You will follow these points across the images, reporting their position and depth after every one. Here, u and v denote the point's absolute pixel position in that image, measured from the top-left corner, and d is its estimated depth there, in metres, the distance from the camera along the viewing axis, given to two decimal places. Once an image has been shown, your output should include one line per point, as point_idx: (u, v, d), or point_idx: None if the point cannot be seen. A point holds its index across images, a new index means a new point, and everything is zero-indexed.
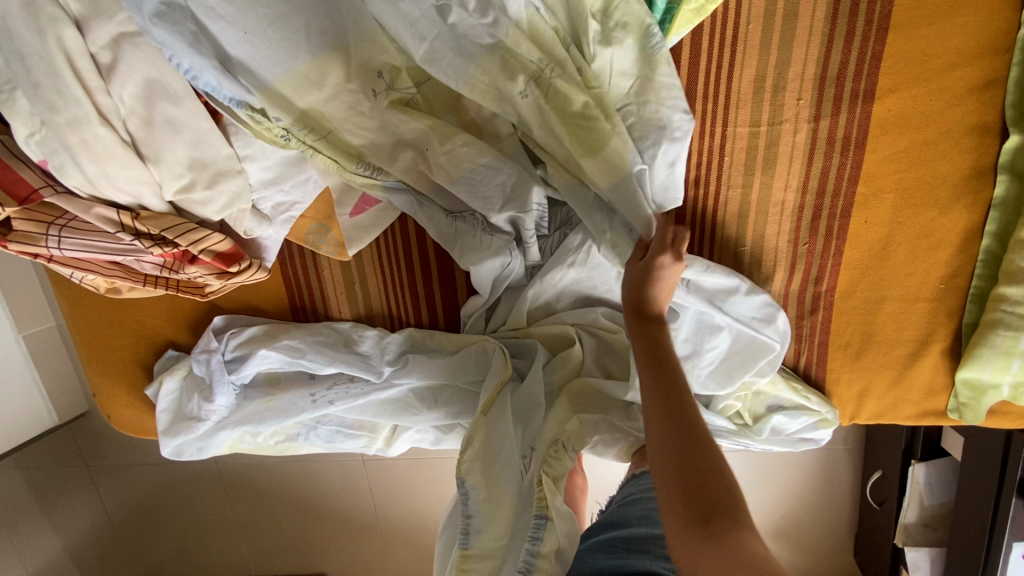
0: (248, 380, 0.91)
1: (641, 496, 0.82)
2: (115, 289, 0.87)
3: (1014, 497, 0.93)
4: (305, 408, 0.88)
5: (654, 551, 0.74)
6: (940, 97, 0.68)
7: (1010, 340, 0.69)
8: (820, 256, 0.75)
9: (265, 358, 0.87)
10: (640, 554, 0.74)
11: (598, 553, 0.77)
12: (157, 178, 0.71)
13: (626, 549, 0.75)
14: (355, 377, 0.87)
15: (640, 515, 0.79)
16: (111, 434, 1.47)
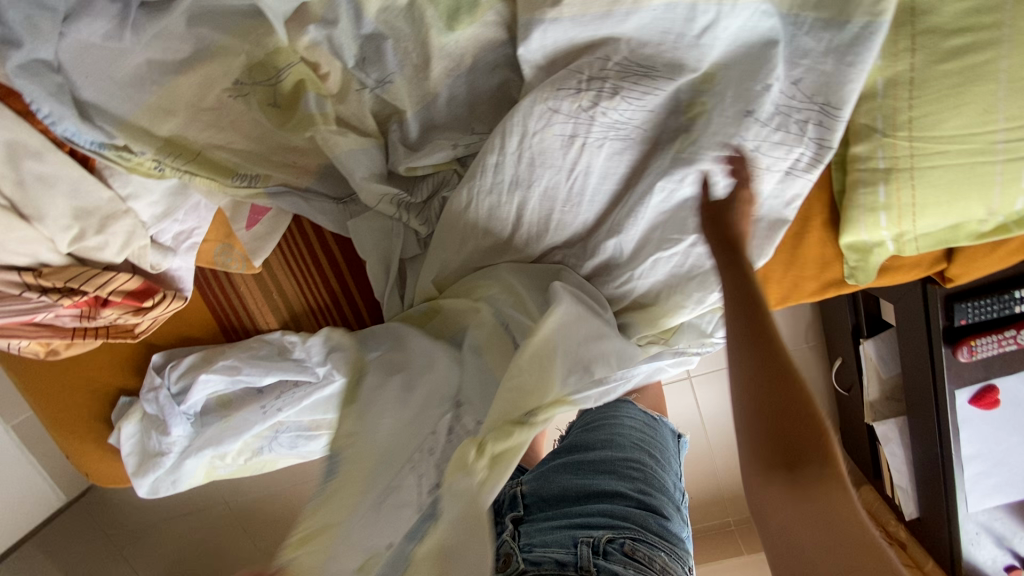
0: (201, 408, 0.94)
1: (605, 425, 0.86)
2: (54, 350, 0.92)
3: (942, 346, 0.94)
4: (257, 421, 0.90)
5: (619, 471, 0.78)
6: None
7: (872, 196, 0.70)
8: None
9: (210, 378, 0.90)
10: (606, 473, 0.77)
11: (565, 472, 0.79)
12: (46, 233, 0.74)
13: (593, 471, 0.78)
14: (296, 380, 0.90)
15: (604, 440, 0.83)
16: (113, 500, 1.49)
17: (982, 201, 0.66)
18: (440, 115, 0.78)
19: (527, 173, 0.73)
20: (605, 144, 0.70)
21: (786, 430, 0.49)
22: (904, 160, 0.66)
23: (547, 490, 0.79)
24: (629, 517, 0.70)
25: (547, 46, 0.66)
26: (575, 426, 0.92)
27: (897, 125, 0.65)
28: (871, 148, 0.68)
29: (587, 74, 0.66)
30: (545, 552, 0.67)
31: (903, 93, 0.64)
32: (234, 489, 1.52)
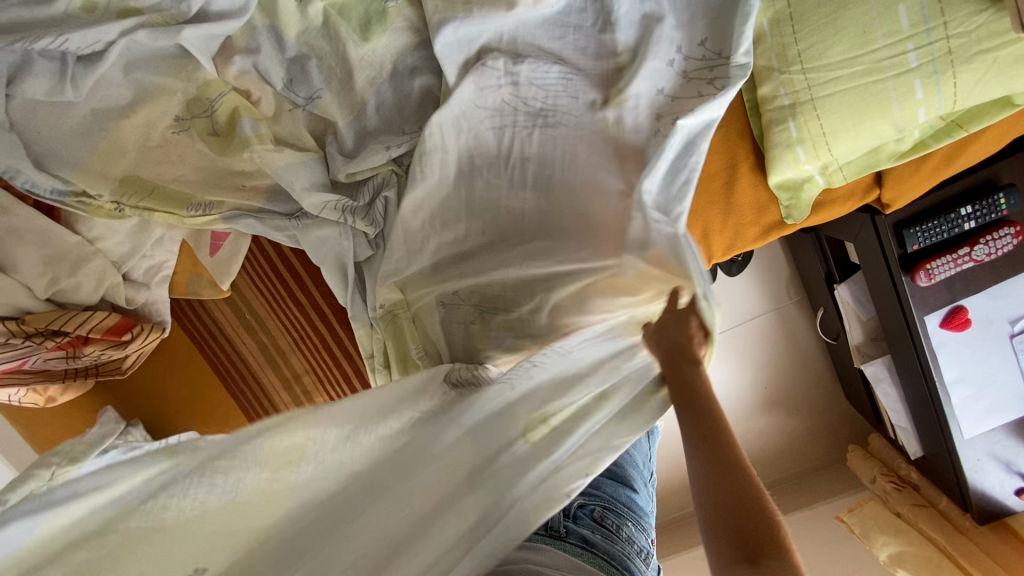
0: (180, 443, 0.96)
1: None
2: (51, 399, 0.95)
3: (901, 274, 0.95)
4: None
5: None
6: None
7: (785, 132, 0.72)
8: None
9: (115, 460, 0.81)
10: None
11: None
12: (24, 280, 0.81)
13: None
14: None
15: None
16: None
17: (886, 118, 0.68)
18: (372, 123, 0.83)
19: (468, 168, 0.78)
20: (534, 132, 0.75)
21: (738, 514, 0.52)
22: (804, 92, 0.69)
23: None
24: (602, 489, 0.74)
25: (456, 38, 0.74)
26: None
27: (790, 61, 0.68)
28: (773, 87, 0.71)
29: (498, 60, 0.73)
30: None
31: (787, 28, 0.68)
32: None
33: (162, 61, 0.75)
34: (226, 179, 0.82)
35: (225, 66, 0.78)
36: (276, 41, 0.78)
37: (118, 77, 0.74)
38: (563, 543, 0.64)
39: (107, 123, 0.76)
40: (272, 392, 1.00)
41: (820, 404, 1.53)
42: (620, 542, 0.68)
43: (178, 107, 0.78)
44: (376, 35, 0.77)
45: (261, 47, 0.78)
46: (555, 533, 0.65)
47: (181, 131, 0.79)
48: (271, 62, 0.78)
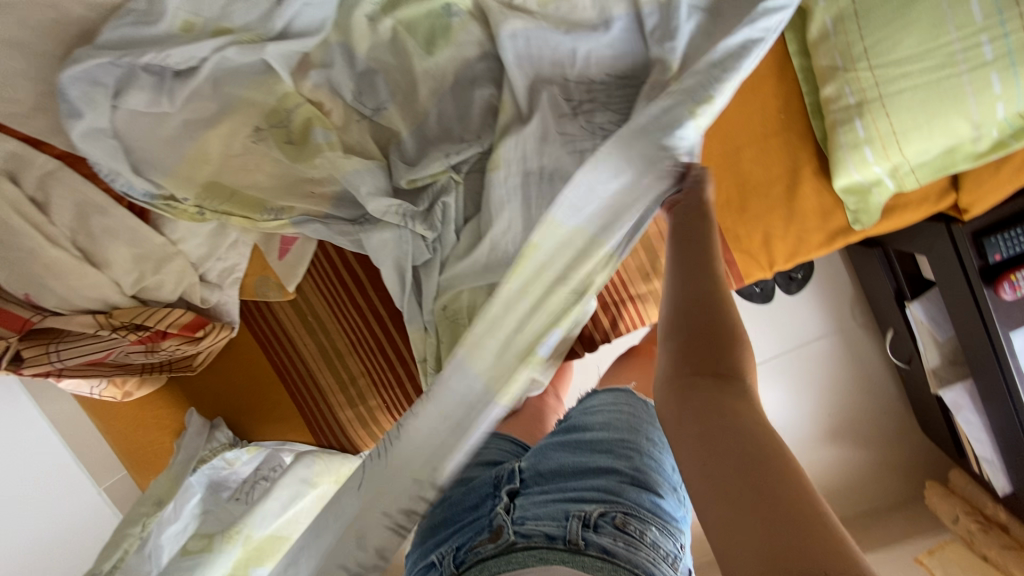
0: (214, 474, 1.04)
1: (603, 408, 0.76)
2: (127, 392, 1.03)
3: (982, 287, 0.89)
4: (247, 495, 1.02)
5: (615, 450, 0.68)
6: None
7: (851, 133, 0.70)
8: None
9: (164, 525, 0.99)
10: (602, 453, 0.67)
11: (557, 450, 0.70)
12: (113, 277, 0.86)
13: (587, 449, 0.68)
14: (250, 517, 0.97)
15: (603, 423, 0.72)
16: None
17: (961, 114, 0.66)
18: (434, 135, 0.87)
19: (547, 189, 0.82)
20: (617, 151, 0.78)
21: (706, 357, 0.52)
22: (871, 90, 0.68)
23: (542, 464, 0.69)
24: (623, 494, 0.61)
25: (518, 48, 0.79)
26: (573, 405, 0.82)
27: (855, 59, 0.67)
28: (837, 88, 0.70)
29: (556, 85, 0.81)
30: (536, 525, 0.58)
31: (852, 26, 0.67)
32: None
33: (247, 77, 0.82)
34: (296, 187, 0.87)
35: (304, 82, 0.84)
36: (349, 57, 0.84)
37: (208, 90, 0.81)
38: (581, 558, 0.54)
39: (197, 133, 0.83)
40: (329, 396, 1.03)
41: (889, 435, 1.43)
42: (648, 550, 0.57)
43: (259, 118, 0.84)
44: (442, 50, 0.82)
45: (336, 63, 0.84)
46: (574, 546, 0.55)
47: (259, 142, 0.85)
48: (344, 77, 0.84)
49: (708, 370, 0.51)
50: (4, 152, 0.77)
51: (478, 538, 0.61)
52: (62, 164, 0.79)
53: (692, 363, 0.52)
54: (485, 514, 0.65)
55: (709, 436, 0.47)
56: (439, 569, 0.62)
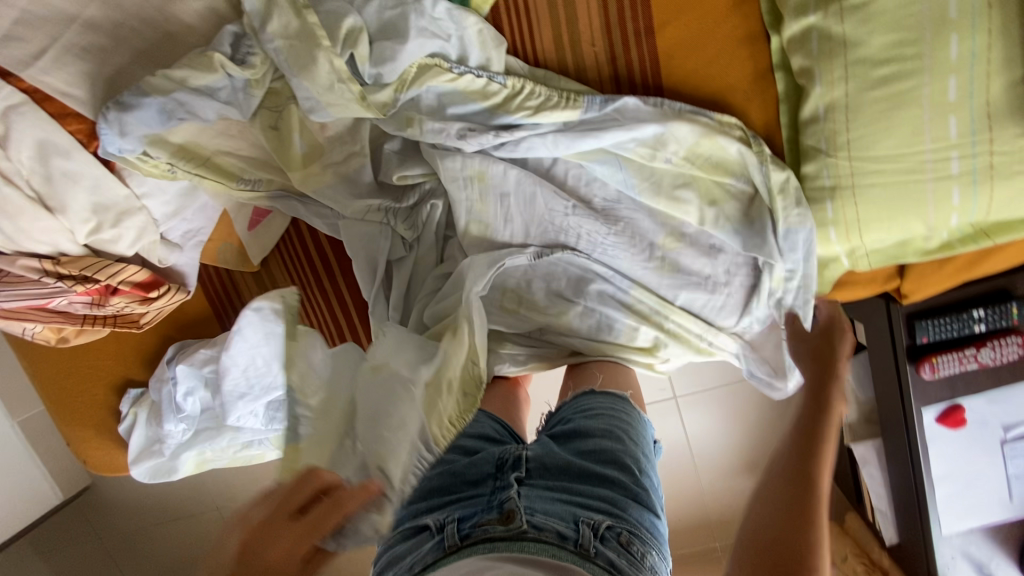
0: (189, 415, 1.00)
1: (603, 413, 0.79)
2: (63, 338, 0.99)
3: (906, 363, 0.97)
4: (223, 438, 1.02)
5: (618, 461, 0.70)
6: (709, 17, 0.77)
7: (821, 211, 0.77)
8: None
9: (142, 428, 1.04)
10: (609, 463, 0.69)
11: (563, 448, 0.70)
12: (67, 225, 0.82)
13: (590, 456, 0.70)
14: (228, 452, 1.05)
15: (605, 430, 0.75)
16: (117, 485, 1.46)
17: (920, 216, 0.71)
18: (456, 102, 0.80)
19: (533, 198, 0.86)
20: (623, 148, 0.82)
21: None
22: (846, 178, 0.72)
23: (548, 458, 0.68)
24: (627, 509, 0.63)
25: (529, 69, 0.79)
26: (568, 404, 0.83)
27: (838, 147, 0.72)
28: (817, 168, 0.75)
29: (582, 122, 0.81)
30: (548, 519, 0.57)
31: (841, 117, 0.70)
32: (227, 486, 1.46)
33: (255, 58, 0.75)
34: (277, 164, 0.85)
35: None
36: None
37: (214, 78, 0.74)
38: (589, 564, 0.54)
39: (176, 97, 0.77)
40: None
41: None
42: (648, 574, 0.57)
43: None
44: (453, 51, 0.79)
45: None
46: (586, 552, 0.54)
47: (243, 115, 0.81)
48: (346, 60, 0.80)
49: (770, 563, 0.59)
50: None
51: (485, 519, 0.57)
52: (27, 100, 0.74)
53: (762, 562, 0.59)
54: (488, 493, 0.62)
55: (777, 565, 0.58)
56: (438, 536, 0.58)
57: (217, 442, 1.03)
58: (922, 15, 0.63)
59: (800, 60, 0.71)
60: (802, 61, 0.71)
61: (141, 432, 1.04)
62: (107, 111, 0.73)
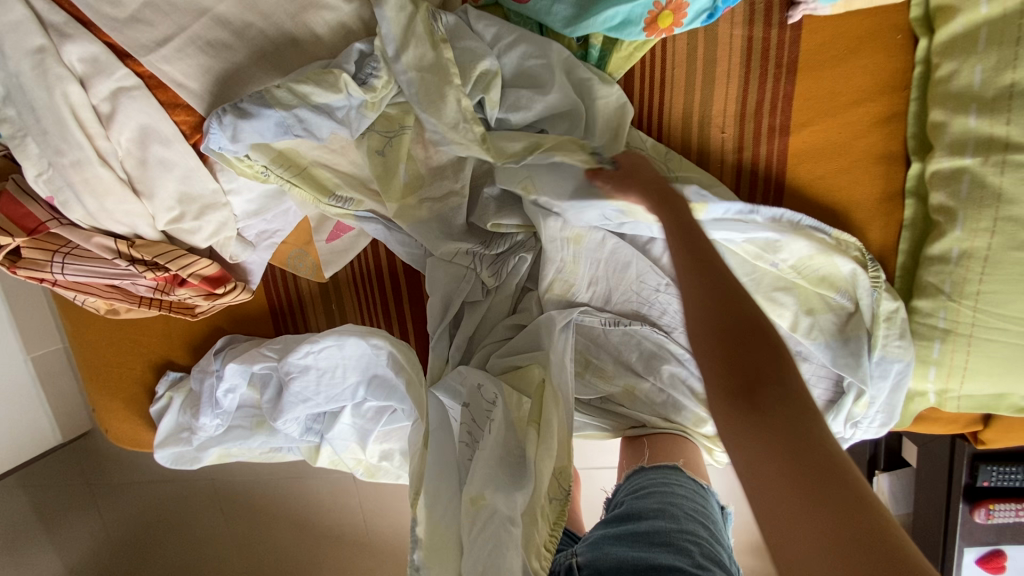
0: (227, 410, 0.98)
1: (654, 490, 0.77)
2: (113, 311, 0.96)
3: (961, 503, 0.94)
4: (258, 438, 0.99)
5: (675, 542, 0.67)
6: (849, 127, 0.74)
7: (925, 349, 0.74)
8: None
9: (176, 414, 1.01)
10: (662, 545, 0.67)
11: (615, 543, 0.70)
12: (150, 211, 0.79)
13: (633, 536, 0.70)
14: (259, 451, 1.03)
15: (657, 508, 0.73)
16: (111, 453, 1.40)
17: None
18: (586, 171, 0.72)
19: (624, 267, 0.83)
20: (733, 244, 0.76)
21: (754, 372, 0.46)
22: (965, 324, 0.70)
23: (600, 558, 0.69)
24: None
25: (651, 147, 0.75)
26: (622, 486, 0.83)
27: (963, 294, 0.69)
28: (934, 306, 0.72)
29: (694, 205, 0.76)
30: None
31: (975, 267, 0.68)
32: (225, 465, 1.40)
33: (378, 82, 0.71)
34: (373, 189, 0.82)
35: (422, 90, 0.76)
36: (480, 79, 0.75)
37: (337, 96, 0.70)
38: None
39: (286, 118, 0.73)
40: None
41: None
42: None
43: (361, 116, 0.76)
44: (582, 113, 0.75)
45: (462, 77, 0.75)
46: None
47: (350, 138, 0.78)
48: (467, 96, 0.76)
49: (794, 450, 0.42)
50: (86, 53, 0.68)
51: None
52: (142, 85, 0.70)
53: (774, 441, 0.43)
54: None
55: (807, 469, 0.42)
56: None
57: (250, 441, 1.00)
58: None
59: (942, 197, 0.69)
60: (944, 199, 0.69)
61: (172, 417, 1.01)
62: (223, 114, 0.70)
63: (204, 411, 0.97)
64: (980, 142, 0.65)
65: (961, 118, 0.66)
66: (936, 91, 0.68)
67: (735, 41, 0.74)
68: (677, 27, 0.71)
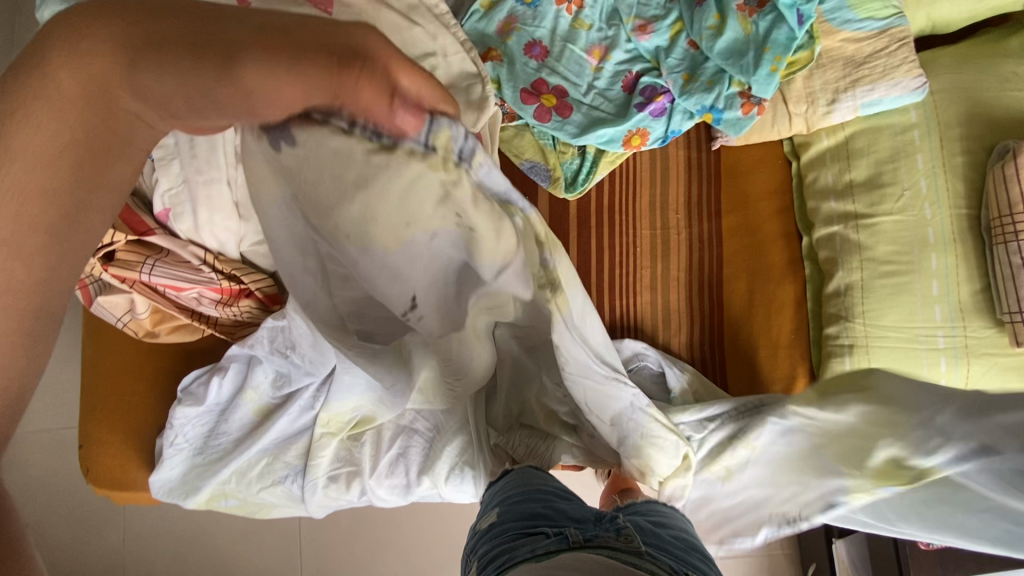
0: (222, 412, 1.05)
1: (672, 511, 0.88)
2: (153, 332, 1.05)
3: None
4: (256, 443, 1.03)
5: (699, 548, 0.81)
6: (758, 213, 1.11)
7: (841, 363, 0.97)
8: (714, 326, 1.07)
9: (173, 446, 1.03)
10: (692, 546, 0.81)
11: (648, 519, 0.83)
12: (242, 231, 0.95)
13: (684, 549, 0.79)
14: (269, 463, 1.05)
15: (682, 521, 0.85)
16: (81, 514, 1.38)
17: (917, 375, 0.95)
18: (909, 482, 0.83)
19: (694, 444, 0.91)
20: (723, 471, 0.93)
21: None
22: (861, 339, 0.96)
23: (640, 523, 0.80)
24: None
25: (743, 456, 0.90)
26: (639, 503, 0.88)
27: (855, 314, 0.97)
28: (838, 330, 0.98)
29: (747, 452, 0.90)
30: (655, 555, 0.72)
31: (857, 295, 0.97)
32: (208, 527, 1.40)
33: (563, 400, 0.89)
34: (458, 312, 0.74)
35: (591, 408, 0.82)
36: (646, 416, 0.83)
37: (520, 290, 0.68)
38: None
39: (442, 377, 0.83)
40: None
41: None
42: None
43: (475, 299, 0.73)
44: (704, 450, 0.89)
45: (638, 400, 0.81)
46: None
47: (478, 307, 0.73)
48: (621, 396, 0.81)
49: None
50: None
51: (603, 532, 0.73)
52: None
53: None
54: (595, 528, 0.75)
55: None
56: (560, 534, 0.72)
57: (255, 453, 1.04)
58: (913, 238, 0.96)
59: (826, 252, 1.02)
60: (828, 253, 1.02)
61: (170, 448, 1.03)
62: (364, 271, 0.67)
63: (202, 416, 1.03)
64: (841, 217, 1.02)
65: (826, 202, 1.04)
66: (812, 189, 1.07)
67: (679, 157, 1.14)
68: (643, 144, 1.08)
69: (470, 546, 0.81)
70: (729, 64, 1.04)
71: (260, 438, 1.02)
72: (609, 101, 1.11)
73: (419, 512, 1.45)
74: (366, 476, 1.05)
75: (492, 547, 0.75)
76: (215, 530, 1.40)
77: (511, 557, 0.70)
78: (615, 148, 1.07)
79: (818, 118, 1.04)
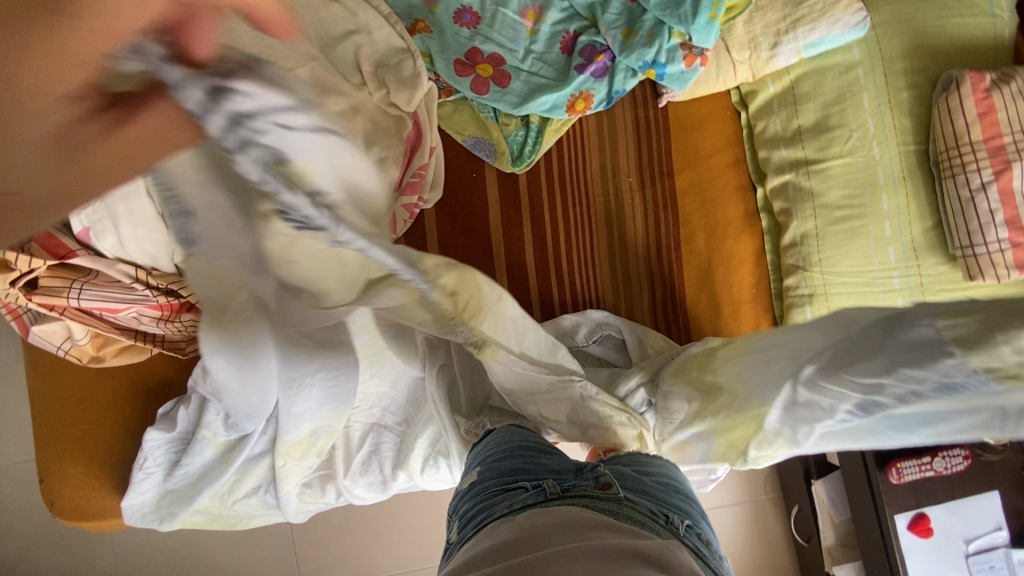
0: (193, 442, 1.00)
1: (657, 458, 0.83)
2: (99, 356, 1.01)
3: (875, 467, 1.12)
4: (226, 471, 0.98)
5: (686, 491, 0.77)
6: (712, 168, 1.08)
7: (803, 314, 0.97)
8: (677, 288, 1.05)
9: (147, 476, 0.99)
10: (679, 490, 0.76)
11: (630, 465, 0.78)
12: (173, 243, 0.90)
13: (670, 491, 0.75)
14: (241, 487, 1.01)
15: (667, 467, 0.80)
16: (62, 541, 1.35)
17: None
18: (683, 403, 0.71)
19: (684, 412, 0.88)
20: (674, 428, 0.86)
21: None
22: (819, 286, 0.96)
23: (624, 469, 0.76)
24: (701, 523, 0.71)
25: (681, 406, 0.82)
26: (621, 454, 0.82)
27: (812, 263, 0.96)
28: (797, 280, 0.97)
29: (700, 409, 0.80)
30: (637, 499, 0.68)
31: (812, 243, 0.96)
32: (194, 538, 1.39)
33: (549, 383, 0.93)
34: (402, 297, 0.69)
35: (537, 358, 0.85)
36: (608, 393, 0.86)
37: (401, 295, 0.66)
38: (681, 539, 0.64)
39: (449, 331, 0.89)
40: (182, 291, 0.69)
41: None
42: (723, 567, 0.66)
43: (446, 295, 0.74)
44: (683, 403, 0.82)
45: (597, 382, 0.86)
46: (674, 529, 0.65)
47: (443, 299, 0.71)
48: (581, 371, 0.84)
49: None
50: None
51: (581, 481, 0.69)
52: None
53: None
54: (573, 478, 0.70)
55: None
56: (537, 487, 0.67)
57: (226, 478, 0.99)
58: (863, 179, 0.95)
59: (781, 202, 1.00)
60: (782, 203, 1.00)
61: (143, 480, 0.99)
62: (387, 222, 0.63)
63: (175, 445, 1.00)
64: (791, 165, 1.00)
65: (777, 151, 1.01)
66: (762, 138, 1.04)
67: (626, 118, 1.10)
68: (588, 108, 1.04)
69: (450, 504, 0.77)
70: (666, 15, 0.99)
71: (229, 467, 0.96)
72: (548, 65, 1.06)
73: (407, 500, 1.45)
74: (340, 477, 1.03)
75: (472, 505, 0.70)
76: (203, 541, 1.39)
77: (487, 513, 0.66)
78: (558, 115, 1.03)
79: (762, 64, 1.01)
